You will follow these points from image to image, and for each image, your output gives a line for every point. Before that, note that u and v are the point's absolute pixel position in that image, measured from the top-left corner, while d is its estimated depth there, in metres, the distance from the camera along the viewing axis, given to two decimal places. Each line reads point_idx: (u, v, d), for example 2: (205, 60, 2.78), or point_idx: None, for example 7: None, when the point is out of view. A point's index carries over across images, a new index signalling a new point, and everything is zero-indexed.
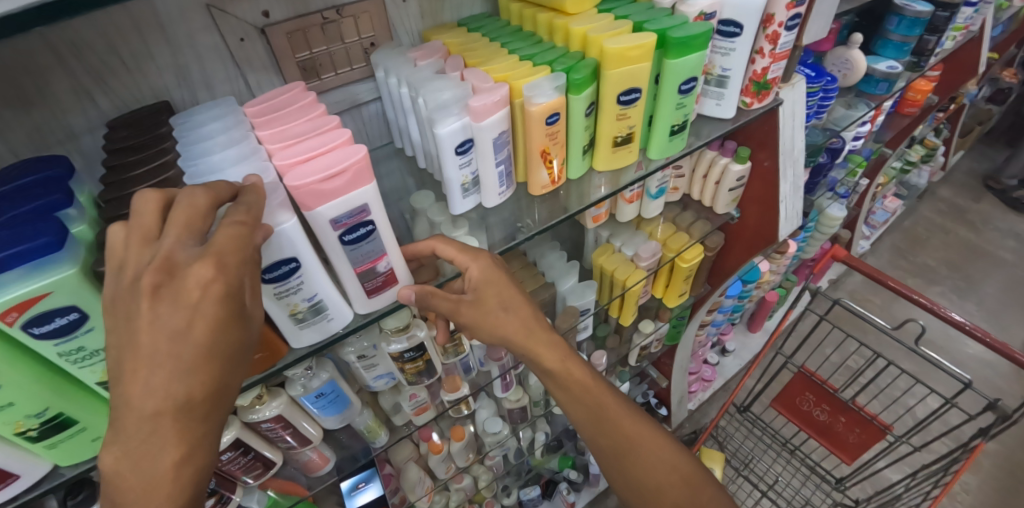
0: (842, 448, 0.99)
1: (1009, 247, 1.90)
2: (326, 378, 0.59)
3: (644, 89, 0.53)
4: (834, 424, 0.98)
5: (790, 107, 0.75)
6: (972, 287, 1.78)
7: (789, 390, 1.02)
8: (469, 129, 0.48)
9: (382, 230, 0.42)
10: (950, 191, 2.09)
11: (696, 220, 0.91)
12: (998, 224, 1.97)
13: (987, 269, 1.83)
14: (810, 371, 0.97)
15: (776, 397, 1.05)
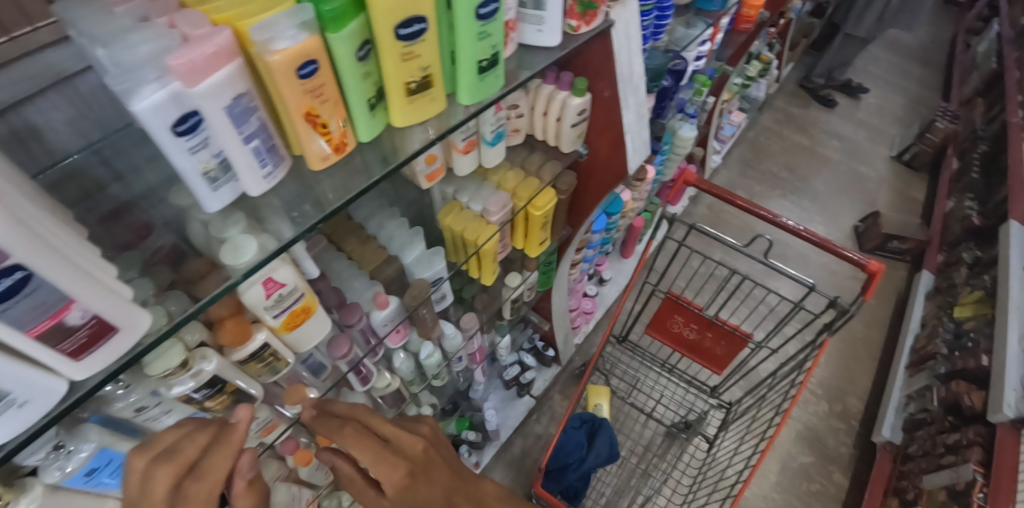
0: (710, 359, 1.07)
1: (830, 146, 2.19)
2: (89, 453, 0.46)
3: (426, 20, 0.44)
4: (702, 340, 1.04)
5: (622, 28, 0.69)
6: (806, 185, 2.04)
7: (661, 316, 1.05)
8: (183, 99, 0.35)
9: (51, 271, 0.29)
10: (783, 102, 2.34)
11: (546, 161, 0.86)
12: (820, 128, 2.26)
13: (814, 168, 2.09)
14: (678, 295, 1.01)
15: (649, 323, 1.09)
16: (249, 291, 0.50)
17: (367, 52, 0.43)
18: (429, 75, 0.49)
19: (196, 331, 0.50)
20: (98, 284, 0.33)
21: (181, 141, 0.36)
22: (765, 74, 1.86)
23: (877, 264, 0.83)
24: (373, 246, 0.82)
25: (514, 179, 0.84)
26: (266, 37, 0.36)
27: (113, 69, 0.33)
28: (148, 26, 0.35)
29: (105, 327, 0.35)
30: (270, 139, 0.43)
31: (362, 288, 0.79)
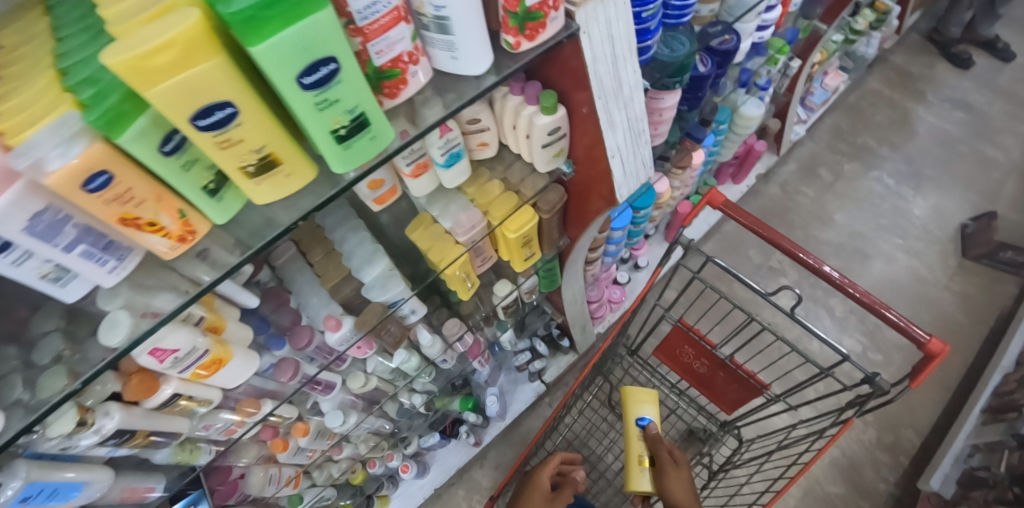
0: (719, 399, 0.93)
1: (943, 117, 2.01)
2: (16, 489, 0.47)
3: (239, 103, 0.32)
4: (712, 377, 0.91)
5: (599, 30, 0.53)
6: None
7: (670, 342, 0.93)
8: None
9: None
10: (903, 58, 2.13)
11: (529, 174, 0.73)
12: (941, 92, 2.06)
13: (906, 146, 1.94)
14: (688, 325, 0.87)
15: (658, 346, 0.97)
16: (140, 360, 0.48)
17: (177, 143, 0.35)
18: (273, 154, 0.37)
19: (110, 380, 0.51)
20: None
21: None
22: (878, 29, 1.68)
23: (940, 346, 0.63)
24: (336, 261, 0.73)
25: (494, 191, 0.71)
26: (26, 163, 0.30)
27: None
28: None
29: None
30: (99, 237, 0.37)
31: (318, 306, 0.73)
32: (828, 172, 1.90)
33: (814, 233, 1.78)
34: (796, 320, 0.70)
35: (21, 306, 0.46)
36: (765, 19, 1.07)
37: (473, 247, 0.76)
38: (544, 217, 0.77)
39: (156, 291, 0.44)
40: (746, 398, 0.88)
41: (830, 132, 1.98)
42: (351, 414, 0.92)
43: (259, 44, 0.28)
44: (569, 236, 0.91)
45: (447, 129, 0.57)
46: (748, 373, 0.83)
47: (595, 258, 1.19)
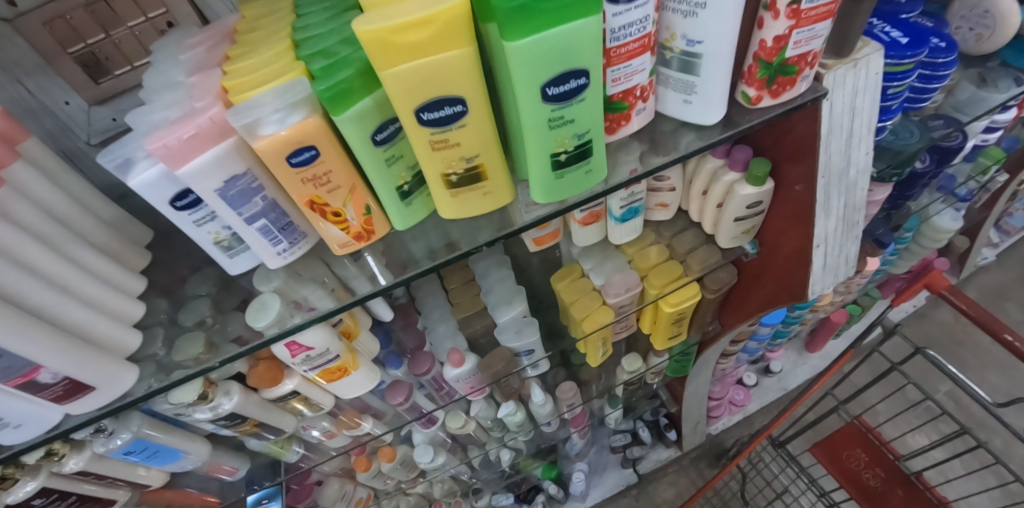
0: None
1: None
2: (123, 441, 0.48)
3: (471, 100, 0.29)
4: (887, 494, 0.90)
5: (843, 98, 0.45)
6: None
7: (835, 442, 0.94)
8: (177, 176, 0.31)
9: (13, 341, 0.30)
10: None
11: (701, 246, 0.64)
12: None
13: None
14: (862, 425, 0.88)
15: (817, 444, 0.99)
16: (275, 348, 0.45)
17: (391, 134, 0.31)
18: (481, 167, 0.33)
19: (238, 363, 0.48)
20: (72, 347, 0.34)
21: (182, 215, 0.32)
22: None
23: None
24: (473, 291, 0.71)
25: (653, 257, 0.65)
26: (245, 123, 0.28)
27: (128, 140, 0.32)
28: (181, 85, 0.33)
29: (85, 386, 0.35)
30: (281, 216, 0.35)
31: (444, 335, 0.70)
32: (1017, 309, 1.53)
33: (992, 377, 1.38)
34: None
35: (190, 271, 0.48)
36: (994, 122, 0.83)
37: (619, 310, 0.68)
38: (708, 297, 0.67)
39: (310, 282, 0.43)
40: None
41: None
42: (440, 453, 0.86)
43: (518, 41, 0.26)
44: (720, 323, 0.79)
45: (635, 182, 0.52)
46: None
47: (733, 352, 1.07)
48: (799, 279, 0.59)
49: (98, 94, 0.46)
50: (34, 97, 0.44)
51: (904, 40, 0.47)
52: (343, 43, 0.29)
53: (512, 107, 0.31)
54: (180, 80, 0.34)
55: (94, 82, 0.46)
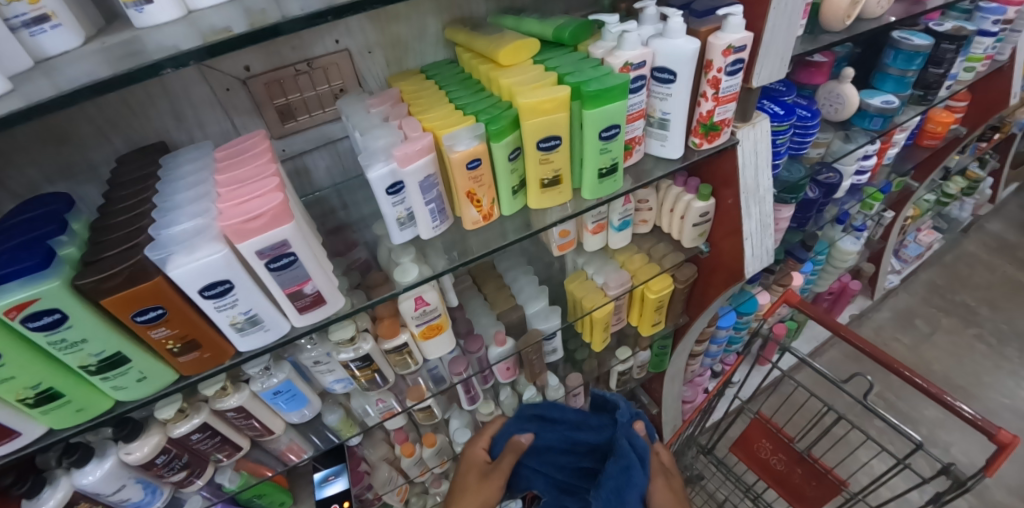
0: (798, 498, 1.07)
1: None
2: (278, 380, 0.65)
3: (564, 136, 0.56)
4: (791, 474, 1.06)
5: (750, 146, 0.75)
6: (1017, 331, 1.71)
7: (748, 437, 1.12)
8: (396, 173, 0.54)
9: (306, 259, 0.50)
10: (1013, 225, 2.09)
11: (671, 252, 0.91)
12: None
13: None
14: (765, 419, 1.07)
15: (736, 442, 1.15)
16: (404, 302, 0.66)
17: (516, 155, 0.58)
18: (560, 175, 0.60)
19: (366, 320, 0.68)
20: (323, 271, 0.53)
21: (389, 198, 0.56)
22: (970, 195, 1.73)
23: (1013, 435, 0.69)
24: (506, 293, 0.93)
25: (637, 261, 0.91)
26: (448, 144, 0.54)
27: (364, 153, 0.55)
28: (386, 125, 0.58)
29: (320, 300, 0.54)
30: (441, 203, 0.59)
31: (487, 324, 0.90)
32: (925, 324, 1.75)
33: None
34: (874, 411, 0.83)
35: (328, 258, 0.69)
36: (863, 165, 1.03)
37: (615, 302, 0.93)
38: (679, 285, 0.94)
39: (424, 252, 0.65)
40: (825, 496, 1.01)
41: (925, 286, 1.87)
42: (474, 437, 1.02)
43: (591, 111, 0.55)
44: (688, 314, 1.05)
45: (627, 201, 0.80)
46: (824, 469, 0.98)
47: (699, 354, 1.26)
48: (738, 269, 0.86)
49: (282, 131, 0.67)
50: (236, 132, 0.67)
51: (781, 112, 0.79)
52: (492, 106, 0.57)
53: (579, 143, 0.59)
54: (377, 122, 0.58)
55: (281, 123, 0.67)
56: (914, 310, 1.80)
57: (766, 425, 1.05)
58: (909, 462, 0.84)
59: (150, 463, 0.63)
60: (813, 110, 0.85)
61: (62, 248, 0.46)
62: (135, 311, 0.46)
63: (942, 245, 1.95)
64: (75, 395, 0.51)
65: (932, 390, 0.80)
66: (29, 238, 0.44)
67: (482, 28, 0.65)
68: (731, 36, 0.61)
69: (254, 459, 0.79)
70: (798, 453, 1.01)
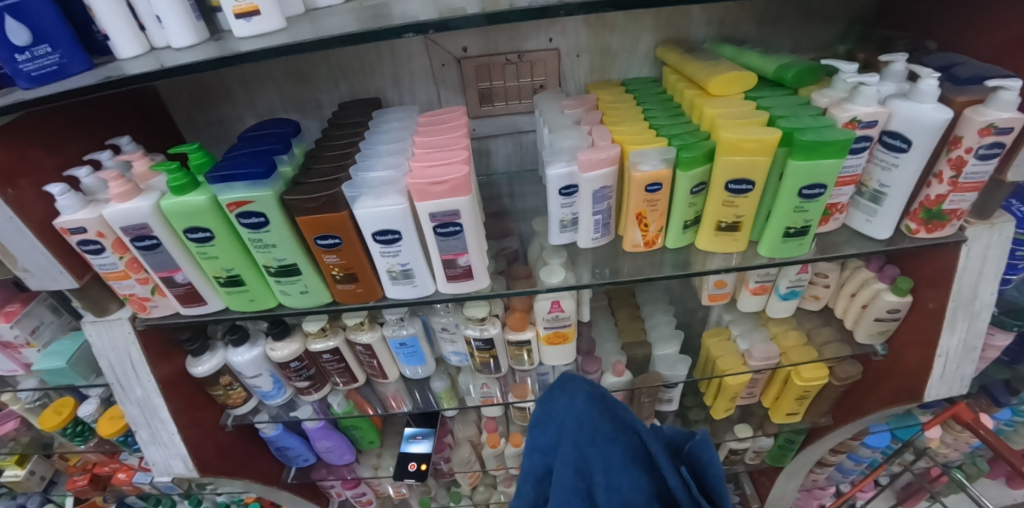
0: None
1: None
2: (406, 333, 0.69)
3: (758, 182, 0.52)
4: None
5: (979, 248, 0.62)
6: None
7: None
8: (574, 176, 0.54)
9: (469, 233, 0.52)
10: None
11: (835, 341, 0.77)
12: None
13: None
14: None
15: None
16: (540, 302, 0.65)
17: (700, 189, 0.54)
18: (740, 222, 0.55)
19: (499, 306, 0.68)
20: (479, 249, 0.55)
21: (560, 199, 0.56)
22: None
23: None
24: (638, 325, 0.85)
25: (793, 339, 0.80)
26: (634, 161, 0.52)
27: (550, 149, 0.56)
28: (576, 128, 0.58)
29: (468, 275, 0.56)
30: (608, 217, 0.58)
31: (611, 351, 0.82)
32: None
33: None
34: None
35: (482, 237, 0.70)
36: None
37: (754, 374, 0.82)
38: (835, 382, 0.80)
39: (578, 257, 0.64)
40: None
41: None
42: None
43: (797, 162, 0.50)
44: (833, 418, 0.89)
45: (804, 269, 0.69)
46: None
47: (827, 465, 1.04)
48: (914, 390, 0.72)
49: (478, 113, 0.71)
50: (438, 104, 0.72)
51: None
52: (688, 134, 0.54)
53: (771, 193, 0.54)
54: (568, 123, 0.59)
55: (479, 105, 0.71)
56: None
57: None
58: None
59: (287, 364, 0.71)
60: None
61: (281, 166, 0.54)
62: (319, 234, 0.53)
63: None
64: (252, 287, 0.60)
65: None
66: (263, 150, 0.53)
67: (697, 52, 0.62)
68: (997, 114, 0.51)
69: (362, 395, 0.85)
70: None
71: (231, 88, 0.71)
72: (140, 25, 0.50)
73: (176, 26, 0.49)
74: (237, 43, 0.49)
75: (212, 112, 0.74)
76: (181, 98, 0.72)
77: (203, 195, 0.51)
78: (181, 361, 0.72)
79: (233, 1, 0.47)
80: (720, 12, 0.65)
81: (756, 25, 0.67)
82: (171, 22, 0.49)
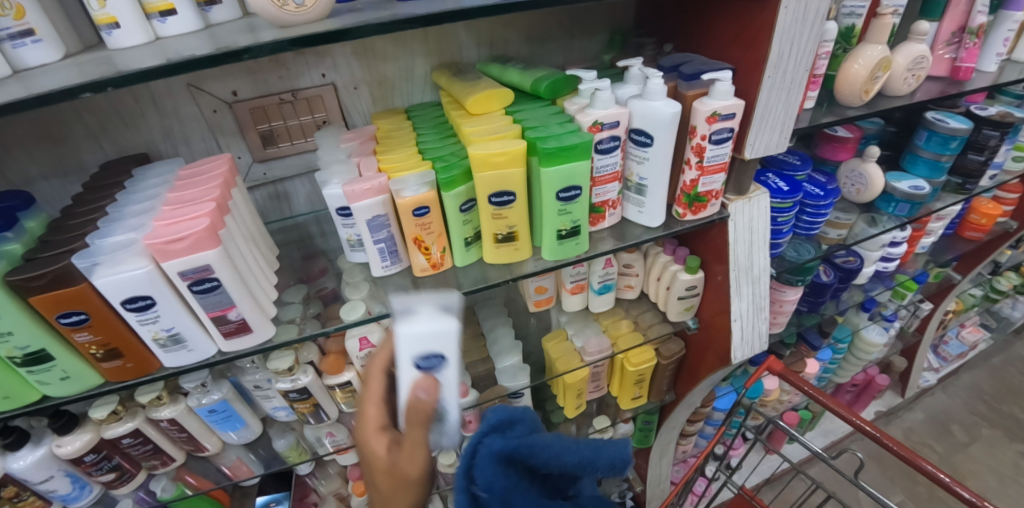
0: None
1: None
2: (212, 399, 0.64)
3: (518, 192, 0.54)
4: None
5: (742, 220, 0.69)
6: None
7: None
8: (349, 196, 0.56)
9: (231, 286, 0.49)
10: None
11: (656, 321, 0.84)
12: None
13: None
14: (750, 492, 0.89)
15: None
16: (350, 340, 0.64)
17: (470, 206, 0.56)
18: (516, 232, 0.57)
19: (312, 352, 0.66)
20: (252, 300, 0.52)
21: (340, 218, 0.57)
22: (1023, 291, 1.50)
23: None
24: (479, 343, 0.89)
25: (622, 327, 0.85)
26: (396, 187, 0.52)
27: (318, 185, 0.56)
28: (346, 162, 0.58)
29: (246, 328, 0.52)
30: (392, 244, 0.57)
31: (453, 373, 0.85)
32: (964, 433, 1.43)
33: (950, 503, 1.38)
34: (859, 488, 0.74)
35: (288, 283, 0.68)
36: (890, 253, 0.93)
37: (593, 367, 0.86)
38: (662, 362, 0.86)
39: (379, 287, 0.64)
40: None
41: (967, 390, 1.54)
42: (430, 486, 0.94)
43: (549, 168, 0.53)
44: (675, 392, 0.96)
45: (609, 264, 0.76)
46: None
47: (689, 434, 1.12)
48: (726, 354, 0.78)
49: (263, 155, 0.69)
50: (221, 151, 0.69)
51: (786, 188, 0.73)
52: (451, 154, 0.56)
53: (540, 200, 0.57)
54: (339, 157, 0.59)
55: (262, 147, 0.68)
56: (956, 416, 1.48)
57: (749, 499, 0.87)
58: None
59: (79, 460, 0.63)
60: (828, 189, 0.78)
61: (5, 243, 0.48)
62: (60, 312, 0.47)
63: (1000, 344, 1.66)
64: (2, 384, 0.52)
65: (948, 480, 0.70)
66: None
67: (464, 73, 0.65)
68: (718, 103, 0.58)
69: (197, 471, 0.78)
70: None
71: None
72: None
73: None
74: None
75: None
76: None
77: None
78: None
79: None
80: (487, 34, 0.69)
81: (523, 41, 0.71)
82: None
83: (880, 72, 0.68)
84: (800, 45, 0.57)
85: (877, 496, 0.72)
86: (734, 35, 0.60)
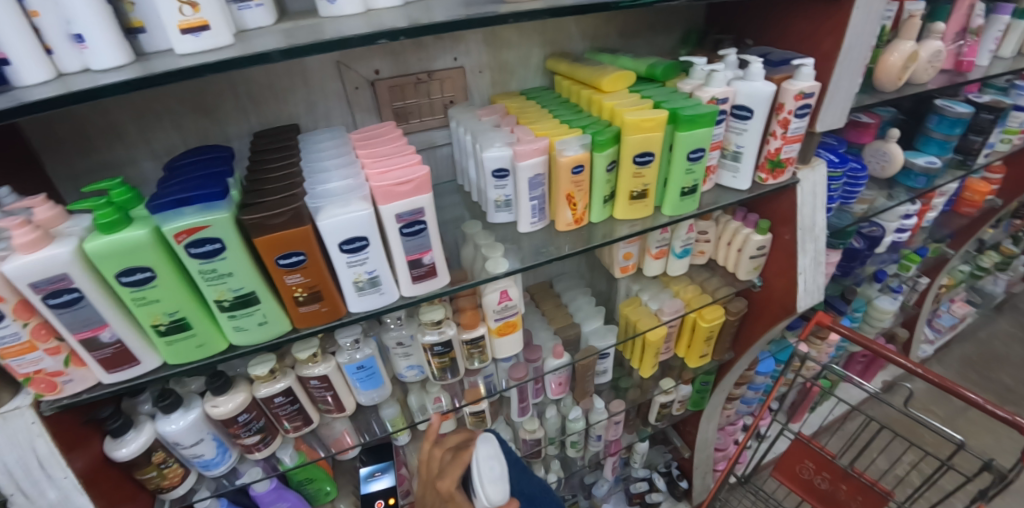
0: None
1: None
2: (363, 354, 0.69)
3: (657, 153, 0.63)
4: (836, 492, 0.98)
5: (809, 186, 0.81)
6: None
7: (789, 457, 1.04)
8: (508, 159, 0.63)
9: (432, 229, 0.56)
10: None
11: (722, 285, 0.94)
12: None
13: None
14: (807, 438, 0.99)
15: (776, 465, 1.07)
16: (490, 294, 0.71)
17: (612, 167, 0.65)
18: (648, 190, 0.67)
19: (450, 309, 0.72)
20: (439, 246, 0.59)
21: (494, 180, 0.65)
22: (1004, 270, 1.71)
23: None
24: (563, 311, 0.96)
25: (691, 291, 0.95)
26: (559, 147, 0.61)
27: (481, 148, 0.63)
28: (498, 130, 0.65)
29: (433, 272, 0.59)
30: (543, 202, 0.66)
31: (546, 338, 0.91)
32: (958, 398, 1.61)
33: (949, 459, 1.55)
34: (909, 415, 0.88)
35: None
36: (903, 225, 1.08)
37: (668, 328, 0.96)
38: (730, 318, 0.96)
39: (512, 245, 0.71)
40: None
41: (958, 361, 1.73)
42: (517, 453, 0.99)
43: (684, 132, 0.63)
44: (733, 352, 1.06)
45: (691, 228, 0.86)
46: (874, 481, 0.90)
47: (735, 398, 1.22)
48: (789, 307, 0.90)
49: None
50: (354, 127, 0.75)
51: (836, 160, 0.87)
52: (595, 122, 0.65)
53: (668, 161, 0.67)
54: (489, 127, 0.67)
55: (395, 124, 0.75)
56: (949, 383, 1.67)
57: (809, 444, 0.97)
58: (951, 462, 0.88)
59: (233, 419, 0.66)
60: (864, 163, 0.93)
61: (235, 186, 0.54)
62: (280, 254, 0.51)
63: (981, 321, 1.88)
64: (198, 330, 0.56)
65: (983, 401, 0.83)
66: (210, 172, 0.52)
67: (582, 60, 0.74)
68: (803, 84, 0.69)
69: (310, 442, 0.82)
70: (844, 469, 0.93)
71: (127, 127, 0.64)
72: (46, 48, 0.46)
73: (102, 45, 0.46)
74: (181, 59, 0.46)
75: (93, 157, 0.65)
76: (43, 141, 0.62)
77: (144, 229, 0.48)
78: (100, 445, 0.63)
79: (179, 15, 0.45)
80: (592, 28, 0.79)
81: (621, 35, 0.82)
82: (102, 39, 0.45)
83: (911, 63, 0.82)
84: (867, 36, 0.70)
85: (926, 419, 0.86)
86: (806, 29, 0.73)
